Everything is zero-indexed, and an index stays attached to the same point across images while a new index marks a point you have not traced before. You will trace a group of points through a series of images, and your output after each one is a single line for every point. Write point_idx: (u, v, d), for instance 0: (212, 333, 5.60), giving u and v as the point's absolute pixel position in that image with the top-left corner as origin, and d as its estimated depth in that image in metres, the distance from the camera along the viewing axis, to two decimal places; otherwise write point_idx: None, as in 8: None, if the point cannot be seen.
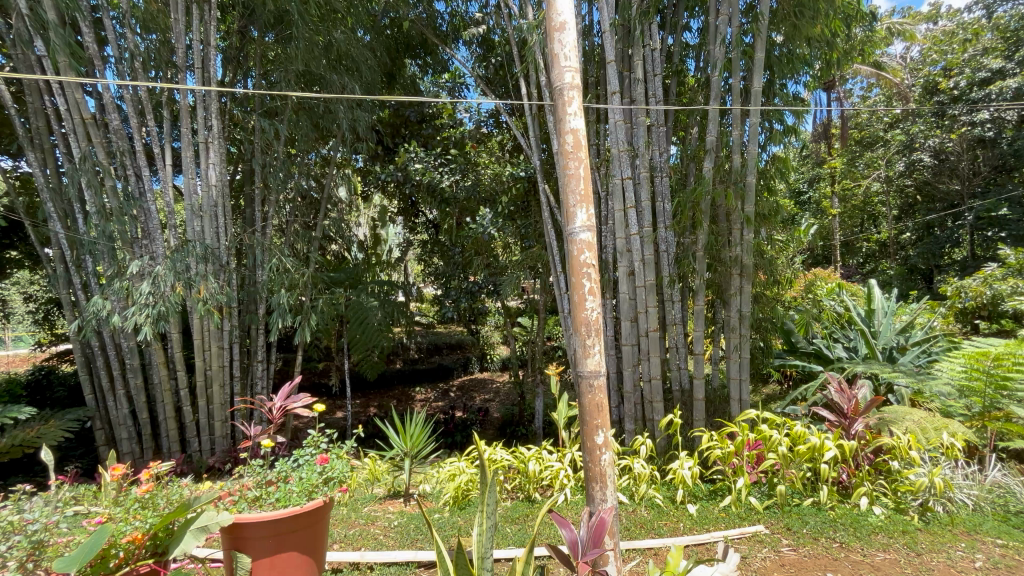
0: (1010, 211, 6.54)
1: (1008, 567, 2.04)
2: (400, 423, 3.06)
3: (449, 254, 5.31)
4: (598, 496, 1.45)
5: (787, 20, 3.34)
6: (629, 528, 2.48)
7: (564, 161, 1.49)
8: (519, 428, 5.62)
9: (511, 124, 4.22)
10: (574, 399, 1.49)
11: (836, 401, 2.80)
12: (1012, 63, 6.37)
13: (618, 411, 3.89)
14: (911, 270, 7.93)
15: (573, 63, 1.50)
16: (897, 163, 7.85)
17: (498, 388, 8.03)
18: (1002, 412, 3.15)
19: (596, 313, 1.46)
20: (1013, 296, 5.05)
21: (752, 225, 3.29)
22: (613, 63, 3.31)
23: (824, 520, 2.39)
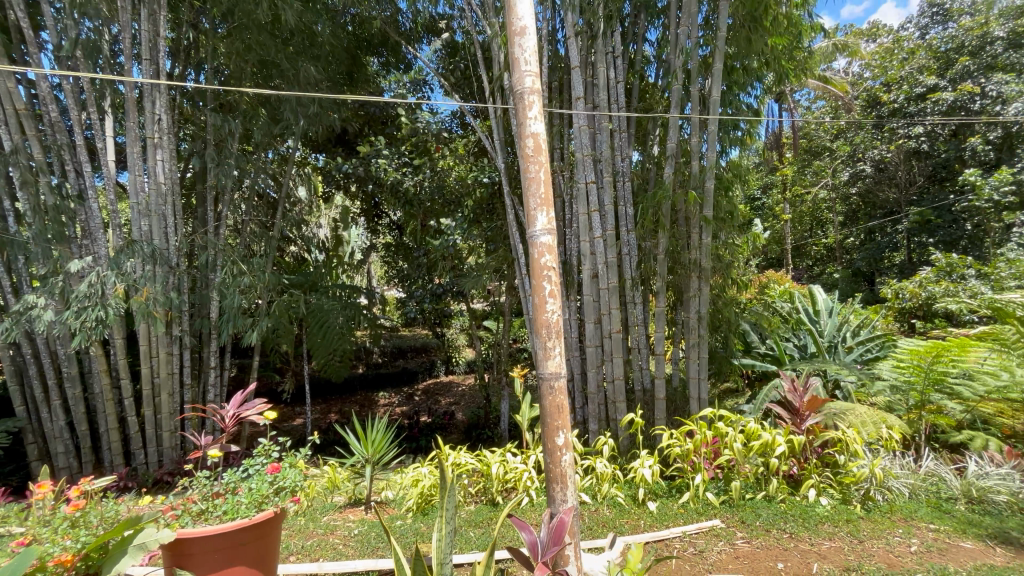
0: (941, 217, 7.03)
1: (939, 550, 2.17)
2: (361, 429, 2.99)
3: (413, 256, 5.24)
4: (559, 497, 1.47)
5: (742, 34, 3.48)
6: (592, 527, 2.51)
7: (524, 165, 1.50)
8: (484, 431, 5.62)
9: (476, 126, 4.22)
10: (535, 401, 1.49)
11: (788, 398, 2.92)
12: (944, 80, 6.87)
13: (582, 412, 3.94)
14: (855, 273, 8.43)
15: (533, 68, 1.51)
16: (842, 172, 8.32)
17: (463, 391, 7.98)
18: (934, 406, 3.38)
19: (557, 316, 1.47)
20: (945, 297, 5.43)
21: (709, 229, 3.41)
22: (577, 69, 3.36)
23: (775, 512, 2.50)
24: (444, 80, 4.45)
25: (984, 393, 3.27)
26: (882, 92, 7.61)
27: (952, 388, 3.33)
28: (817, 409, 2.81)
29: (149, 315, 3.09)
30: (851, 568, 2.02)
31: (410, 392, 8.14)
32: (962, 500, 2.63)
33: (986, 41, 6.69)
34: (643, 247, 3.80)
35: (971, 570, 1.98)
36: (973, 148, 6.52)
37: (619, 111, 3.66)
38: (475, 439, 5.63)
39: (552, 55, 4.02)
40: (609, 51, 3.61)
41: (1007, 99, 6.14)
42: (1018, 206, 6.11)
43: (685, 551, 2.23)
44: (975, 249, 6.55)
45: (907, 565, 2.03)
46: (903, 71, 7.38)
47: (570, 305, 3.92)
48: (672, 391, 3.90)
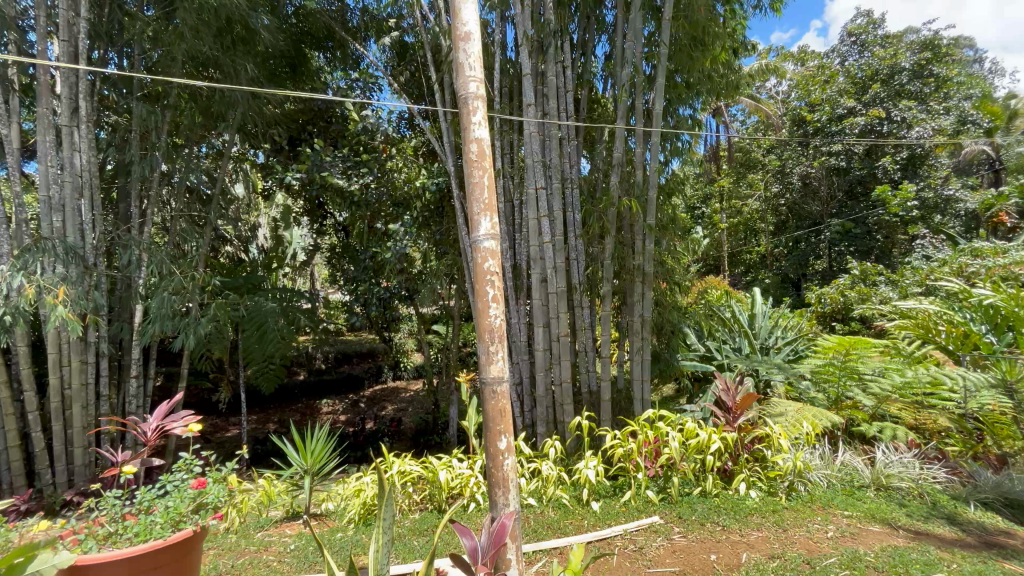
0: (858, 229, 7.70)
1: (851, 534, 2.36)
2: (300, 439, 2.85)
3: (359, 259, 5.11)
4: (500, 501, 1.47)
5: (682, 52, 3.66)
6: (537, 530, 2.53)
7: (468, 170, 1.50)
8: (432, 437, 5.56)
9: (425, 128, 4.17)
10: (478, 406, 1.49)
11: (721, 397, 3.10)
12: (860, 104, 7.54)
13: (530, 415, 3.96)
14: (784, 279, 8.99)
15: (478, 74, 1.52)
16: (772, 185, 8.91)
17: (411, 396, 7.84)
18: (850, 401, 3.73)
19: (500, 320, 1.48)
20: (859, 302, 5.97)
21: (652, 236, 3.55)
22: (528, 76, 3.42)
23: (709, 506, 2.63)
24: (393, 80, 4.39)
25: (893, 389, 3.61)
26: (807, 112, 8.21)
27: (865, 385, 3.64)
28: (749, 408, 2.99)
29: (72, 321, 2.76)
30: (776, 555, 2.15)
31: (354, 399, 7.91)
32: (871, 487, 2.88)
33: (895, 70, 7.44)
34: (590, 252, 3.90)
35: (877, 550, 2.17)
36: (884, 167, 7.34)
37: (568, 119, 3.75)
38: (423, 445, 5.56)
39: (504, 63, 4.08)
40: (559, 61, 3.70)
41: (910, 124, 7.06)
42: (920, 219, 7.07)
43: (626, 548, 2.30)
44: (884, 260, 7.47)
45: (824, 549, 2.20)
46: (826, 93, 7.98)
47: (519, 309, 3.94)
48: (617, 393, 4.01)
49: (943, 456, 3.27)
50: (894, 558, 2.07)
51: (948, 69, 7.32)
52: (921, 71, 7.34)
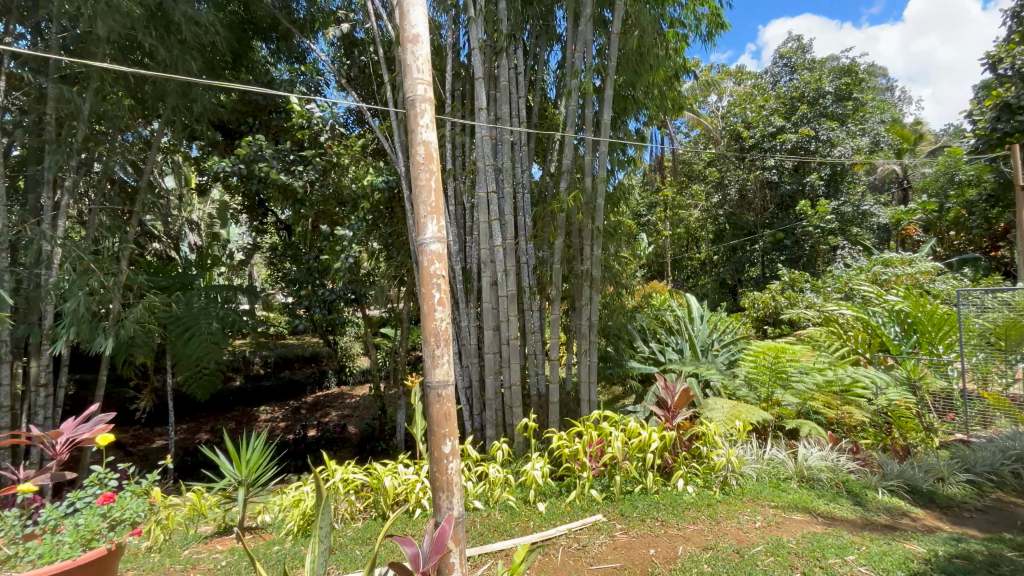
0: (788, 238, 8.22)
1: (776, 523, 2.53)
2: (234, 448, 2.70)
3: (303, 259, 4.91)
4: (444, 505, 1.46)
5: (629, 66, 3.81)
6: (483, 533, 2.53)
7: (415, 172, 1.49)
8: (379, 443, 5.44)
9: (375, 126, 4.09)
10: (422, 410, 1.48)
11: (661, 397, 3.26)
12: (789, 123, 8.13)
13: (479, 419, 3.95)
14: (722, 285, 9.47)
15: (426, 76, 1.51)
16: (712, 196, 9.41)
17: (357, 402, 7.62)
18: (777, 400, 3.98)
19: (445, 324, 1.47)
20: (788, 306, 6.42)
21: (600, 242, 3.65)
22: (480, 80, 3.43)
23: (649, 502, 2.74)
24: (342, 77, 4.27)
25: (815, 386, 3.90)
26: (744, 129, 8.70)
27: (791, 384, 3.92)
28: (685, 406, 3.20)
29: None
30: (709, 547, 2.27)
31: (296, 406, 7.59)
32: (795, 479, 3.10)
33: (819, 93, 8.03)
34: (540, 256, 3.96)
35: (798, 537, 2.34)
36: (811, 182, 7.94)
37: (520, 125, 3.79)
38: (369, 452, 5.42)
39: (457, 66, 4.08)
40: (512, 67, 3.74)
41: (833, 143, 7.71)
42: (840, 231, 7.79)
43: (570, 547, 2.35)
44: (810, 268, 8.11)
45: (752, 539, 2.34)
46: (761, 112, 8.50)
47: (469, 312, 3.94)
48: (565, 394, 4.09)
49: (857, 449, 3.53)
50: (812, 544, 2.23)
51: (865, 94, 8.02)
52: (843, 94, 7.98)
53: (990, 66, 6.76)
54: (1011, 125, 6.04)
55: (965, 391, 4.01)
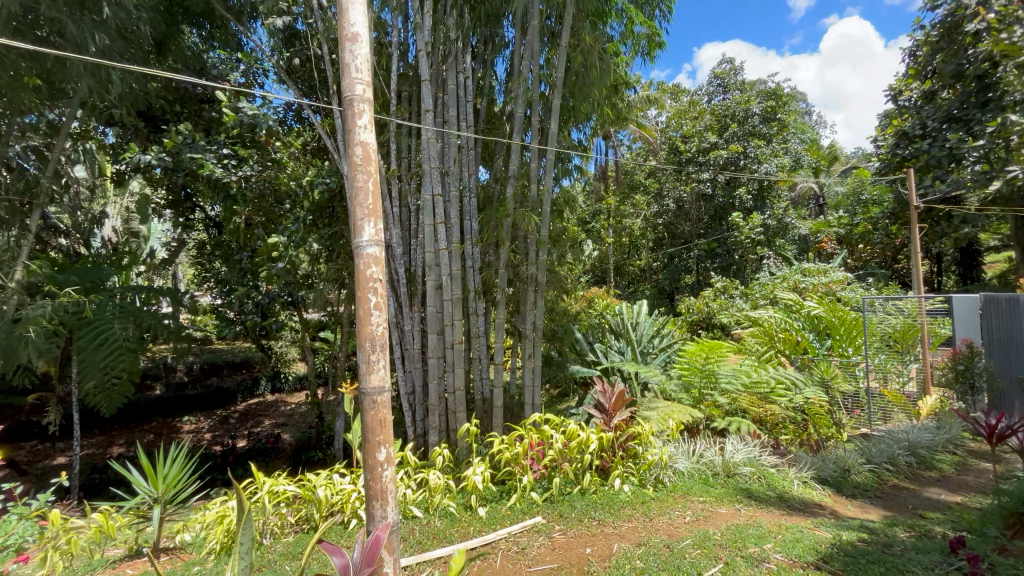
0: (721, 248, 8.75)
1: (704, 517, 2.67)
2: (150, 463, 2.47)
3: (234, 258, 4.64)
4: (378, 514, 1.43)
5: (573, 78, 3.92)
6: (422, 541, 2.49)
7: (351, 173, 1.45)
8: (315, 453, 5.21)
9: (316, 122, 3.94)
10: (356, 417, 1.44)
11: (601, 399, 3.35)
12: (721, 140, 8.69)
13: (422, 424, 3.88)
14: (660, 291, 9.90)
15: (365, 76, 1.48)
16: (651, 205, 9.83)
17: (293, 410, 7.29)
18: (709, 400, 4.21)
19: (382, 328, 1.45)
20: (719, 311, 6.84)
21: (545, 247, 3.71)
22: (427, 83, 3.40)
23: (587, 502, 2.81)
24: (281, 70, 4.10)
25: (742, 386, 4.16)
26: (681, 143, 9.18)
27: (721, 385, 4.17)
28: (622, 408, 3.30)
29: None
30: (641, 543, 2.36)
31: (224, 416, 7.15)
32: (722, 475, 3.28)
33: (748, 113, 8.60)
34: (486, 261, 3.97)
35: (723, 529, 2.48)
36: (741, 195, 8.51)
37: (467, 129, 3.79)
38: (304, 462, 5.18)
39: (404, 67, 4.03)
40: (459, 71, 3.74)
41: (760, 160, 8.33)
42: (766, 243, 8.39)
43: (509, 550, 2.36)
44: (740, 276, 8.66)
45: (681, 533, 2.46)
46: (696, 128, 9.00)
47: (413, 316, 3.88)
48: (509, 399, 4.11)
49: (777, 444, 3.78)
50: (735, 535, 2.38)
51: (788, 116, 8.71)
52: (769, 116, 8.61)
53: (892, 97, 7.57)
54: (909, 150, 6.79)
55: (869, 389, 4.47)
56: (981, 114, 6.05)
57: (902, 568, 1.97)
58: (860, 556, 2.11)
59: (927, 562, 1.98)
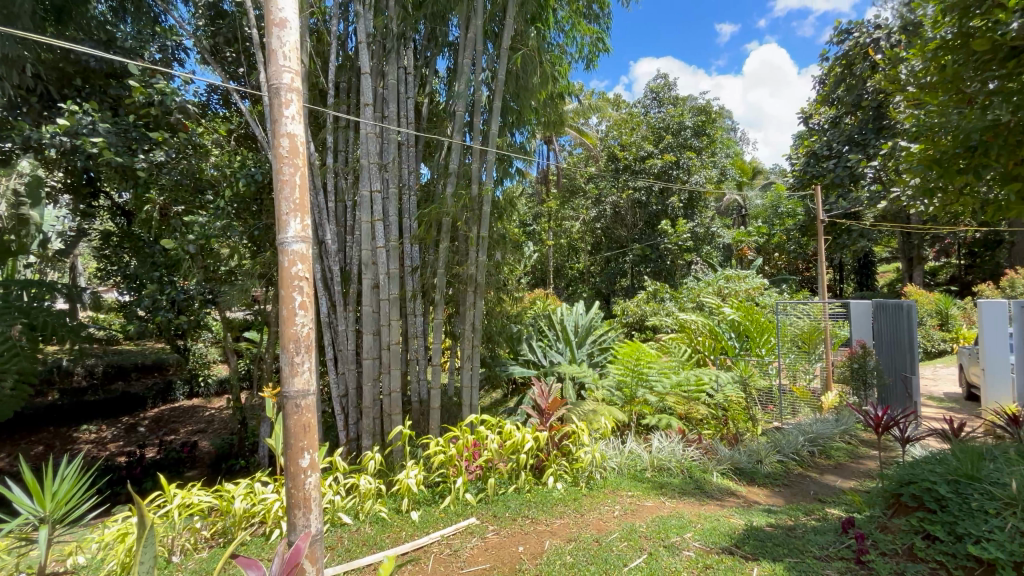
0: (653, 253, 9.20)
1: (632, 510, 2.79)
2: (35, 479, 2.14)
3: (147, 251, 4.27)
4: (300, 523, 1.37)
5: (515, 81, 3.95)
6: (350, 549, 2.41)
7: (277, 165, 1.38)
8: (236, 462, 4.90)
9: (244, 109, 3.70)
10: (278, 423, 1.37)
11: (538, 400, 3.41)
12: (656, 150, 9.11)
13: (355, 428, 3.75)
14: (597, 293, 10.20)
15: (293, 65, 1.41)
16: (590, 210, 10.10)
17: (213, 416, 6.82)
18: (640, 399, 4.38)
19: (308, 329, 1.38)
20: (651, 314, 7.17)
21: (485, 248, 3.71)
22: (367, 75, 3.30)
23: (521, 501, 2.85)
24: (204, 49, 3.81)
25: (669, 386, 4.39)
26: (619, 151, 9.53)
27: (650, 385, 4.38)
28: (557, 408, 3.37)
29: None
30: (572, 538, 2.42)
31: (131, 424, 6.54)
32: (649, 469, 3.44)
33: (681, 126, 9.07)
34: (425, 260, 3.91)
35: (648, 521, 2.60)
36: (672, 203, 8.99)
37: (408, 126, 3.73)
38: (223, 471, 4.85)
39: (342, 57, 3.88)
40: (401, 66, 3.67)
41: (689, 171, 8.83)
42: (693, 249, 8.90)
43: (441, 553, 2.34)
44: (670, 280, 9.17)
45: (609, 527, 2.55)
46: (633, 137, 9.36)
47: (347, 316, 3.74)
48: (446, 400, 4.08)
49: (699, 438, 4.00)
50: (658, 526, 2.50)
51: (716, 131, 9.28)
52: (700, 129, 9.13)
53: (804, 119, 8.30)
54: (817, 169, 7.50)
55: (780, 385, 4.89)
56: (875, 140, 6.82)
57: (802, 550, 2.16)
58: (768, 540, 2.29)
59: (823, 542, 2.18)
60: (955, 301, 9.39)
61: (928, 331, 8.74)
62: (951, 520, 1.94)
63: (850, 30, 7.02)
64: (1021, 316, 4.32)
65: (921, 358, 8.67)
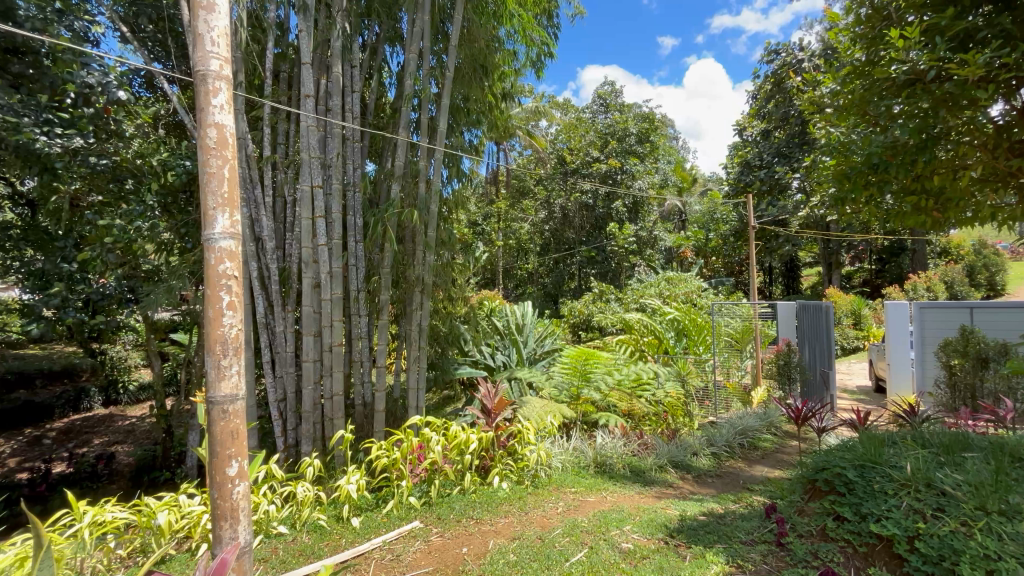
0: (600, 255, 9.43)
1: (575, 506, 2.86)
2: None
3: (56, 246, 3.89)
4: (227, 535, 1.30)
5: (464, 79, 3.93)
6: (286, 560, 2.30)
7: (203, 157, 1.29)
8: (160, 474, 4.58)
9: (172, 94, 3.44)
10: (201, 430, 1.29)
11: (484, 400, 3.40)
12: (602, 154, 9.36)
13: (294, 433, 3.59)
14: (546, 294, 10.34)
15: (222, 52, 1.34)
16: (540, 212, 10.23)
17: (133, 425, 6.32)
18: (585, 399, 4.48)
19: (236, 330, 1.31)
20: (596, 315, 7.38)
21: (432, 248, 3.67)
22: (308, 66, 3.18)
23: (466, 502, 2.84)
24: (125, 28, 3.51)
25: (613, 384, 4.55)
26: (568, 154, 9.68)
27: (595, 383, 4.50)
28: (503, 408, 3.39)
29: None
30: (516, 537, 2.45)
31: (36, 437, 5.92)
32: (592, 465, 3.54)
33: (625, 133, 9.37)
34: (371, 259, 3.81)
35: (589, 516, 2.67)
36: (618, 207, 9.29)
37: (352, 121, 3.61)
38: (144, 485, 4.50)
39: (282, 46, 3.71)
40: (346, 59, 3.55)
41: (634, 177, 9.15)
42: (637, 252, 9.24)
43: (383, 559, 2.29)
44: (615, 281, 9.45)
45: (553, 523, 2.60)
46: (582, 142, 9.53)
47: (286, 317, 3.57)
48: (391, 402, 4.00)
49: (640, 434, 4.14)
50: (600, 520, 2.58)
51: (659, 139, 9.66)
52: (643, 136, 9.48)
53: (738, 131, 8.83)
54: (749, 178, 8.01)
55: (715, 381, 5.19)
56: (799, 153, 7.38)
57: (730, 535, 2.30)
58: (699, 528, 2.41)
59: (749, 528, 2.33)
60: (868, 302, 10.32)
61: (844, 330, 9.56)
62: (857, 501, 2.13)
63: (778, 51, 7.55)
64: (920, 316, 4.83)
65: (838, 355, 9.46)
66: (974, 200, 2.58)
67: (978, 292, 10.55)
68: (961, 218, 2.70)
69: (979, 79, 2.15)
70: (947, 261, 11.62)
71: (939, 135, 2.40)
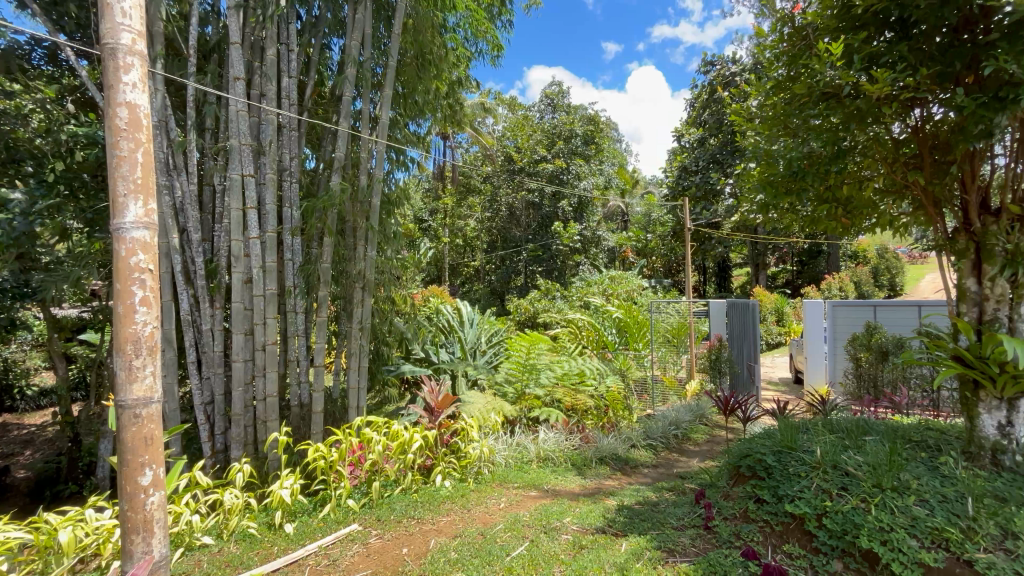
0: (545, 253, 9.56)
1: (517, 501, 2.89)
2: None
3: None
4: (139, 549, 1.20)
5: (410, 71, 3.83)
6: (211, 572, 2.17)
7: (111, 139, 1.18)
8: (65, 487, 4.17)
9: (80, 68, 3.11)
10: (110, 437, 1.18)
11: (427, 399, 3.38)
12: (549, 154, 9.47)
13: (222, 438, 3.38)
14: (492, 291, 10.35)
15: (136, 25, 1.22)
16: (487, 209, 10.21)
17: (33, 434, 5.70)
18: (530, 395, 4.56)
19: (150, 328, 1.21)
20: (541, 312, 7.49)
21: (374, 243, 3.56)
22: (237, 46, 2.97)
23: (407, 502, 2.79)
24: None
25: (556, 380, 4.67)
26: (515, 153, 9.74)
27: (537, 380, 4.65)
28: (447, 405, 3.35)
29: None
30: (457, 534, 2.44)
31: None
32: (535, 460, 3.60)
33: (571, 134, 9.55)
34: (308, 253, 3.64)
35: (531, 510, 2.71)
36: (563, 207, 9.46)
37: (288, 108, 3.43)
38: (45, 500, 4.08)
39: (211, 24, 3.46)
40: (281, 42, 3.37)
41: (578, 177, 9.36)
42: (581, 251, 9.45)
43: (318, 565, 2.21)
44: (560, 279, 9.62)
45: (494, 519, 2.62)
46: (529, 141, 9.62)
47: (214, 314, 3.35)
48: (330, 403, 3.85)
49: (581, 428, 4.26)
50: (541, 513, 2.63)
51: (603, 141, 9.93)
52: (589, 138, 9.70)
53: (677, 137, 9.25)
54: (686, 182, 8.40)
55: (653, 375, 5.43)
56: (731, 161, 7.86)
57: (663, 522, 2.41)
58: (636, 516, 2.52)
59: (680, 514, 2.46)
60: (789, 301, 11.18)
61: (768, 326, 10.30)
62: (775, 484, 2.30)
63: (714, 63, 7.98)
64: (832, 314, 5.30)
65: (763, 349, 10.18)
66: (876, 209, 2.87)
67: (881, 292, 11.73)
68: (865, 225, 2.99)
69: (880, 101, 2.39)
70: (856, 263, 12.82)
71: (849, 149, 2.64)
